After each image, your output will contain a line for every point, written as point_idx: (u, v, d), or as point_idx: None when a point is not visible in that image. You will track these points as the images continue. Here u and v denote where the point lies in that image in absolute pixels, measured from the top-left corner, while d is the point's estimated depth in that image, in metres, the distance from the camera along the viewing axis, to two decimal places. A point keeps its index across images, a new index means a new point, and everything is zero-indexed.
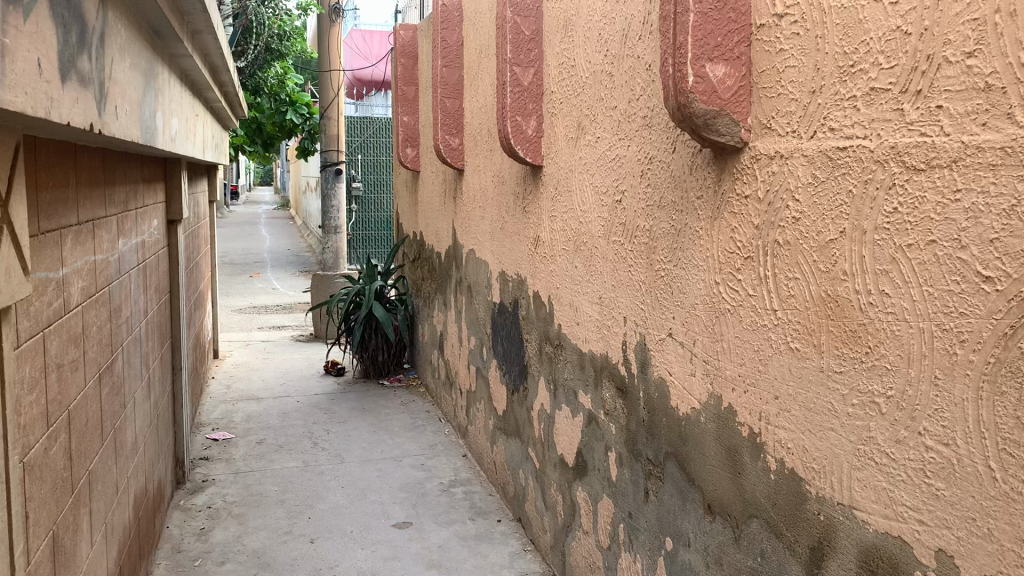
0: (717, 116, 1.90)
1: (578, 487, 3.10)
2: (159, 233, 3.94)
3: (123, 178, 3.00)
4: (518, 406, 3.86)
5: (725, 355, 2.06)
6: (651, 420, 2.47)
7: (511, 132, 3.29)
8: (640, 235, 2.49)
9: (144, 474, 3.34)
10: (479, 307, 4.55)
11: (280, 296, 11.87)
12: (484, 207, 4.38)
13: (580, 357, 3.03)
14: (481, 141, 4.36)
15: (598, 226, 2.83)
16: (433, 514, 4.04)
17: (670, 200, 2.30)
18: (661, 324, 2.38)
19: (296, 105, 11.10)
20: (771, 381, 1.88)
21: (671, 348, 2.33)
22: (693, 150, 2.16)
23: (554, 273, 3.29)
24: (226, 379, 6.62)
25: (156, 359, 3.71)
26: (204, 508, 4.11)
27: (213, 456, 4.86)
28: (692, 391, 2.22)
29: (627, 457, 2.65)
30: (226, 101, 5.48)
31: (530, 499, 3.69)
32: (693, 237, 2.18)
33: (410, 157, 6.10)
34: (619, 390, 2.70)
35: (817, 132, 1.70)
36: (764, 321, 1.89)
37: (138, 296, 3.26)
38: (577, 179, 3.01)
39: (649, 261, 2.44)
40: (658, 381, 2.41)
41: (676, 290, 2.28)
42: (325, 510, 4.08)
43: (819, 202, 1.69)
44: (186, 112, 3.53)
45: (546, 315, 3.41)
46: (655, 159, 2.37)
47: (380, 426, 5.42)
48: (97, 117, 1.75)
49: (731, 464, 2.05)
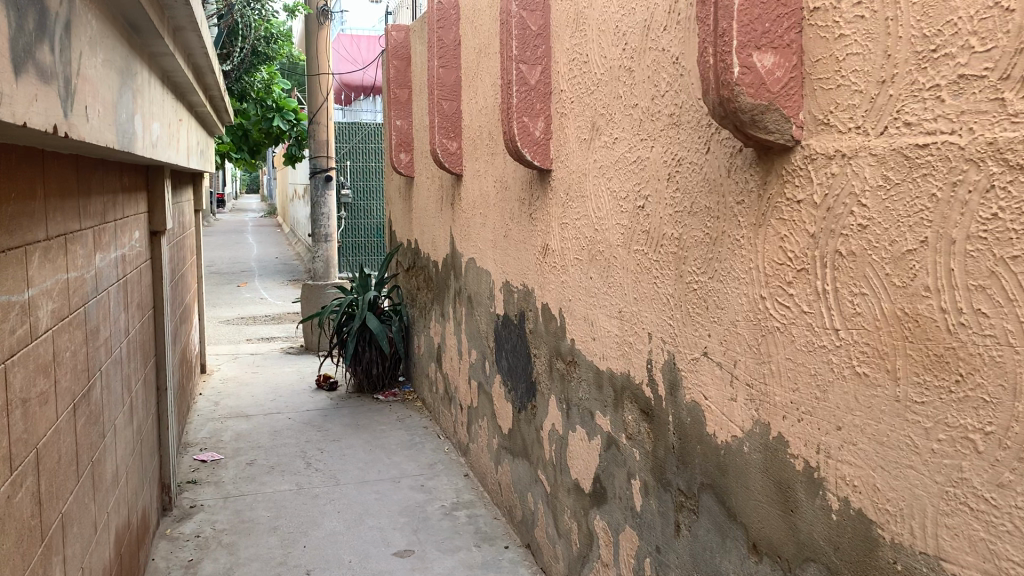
0: (766, 111, 1.69)
1: (595, 516, 2.88)
2: (141, 245, 3.70)
3: (100, 187, 2.76)
4: (525, 426, 3.64)
5: (774, 378, 1.84)
6: (682, 447, 2.26)
7: (517, 134, 3.08)
8: (667, 244, 2.27)
9: (126, 506, 3.10)
10: (481, 320, 4.33)
11: (269, 306, 11.62)
12: (485, 215, 4.16)
13: (597, 375, 2.81)
14: (482, 144, 4.14)
15: (616, 234, 2.61)
16: (436, 540, 3.81)
17: (703, 206, 2.08)
18: (694, 342, 2.16)
19: (283, 112, 10.84)
20: (832, 410, 1.67)
21: (706, 369, 2.11)
22: (731, 150, 1.95)
23: (566, 284, 3.07)
24: (215, 395, 6.37)
25: (139, 380, 3.46)
26: (192, 537, 3.86)
27: (201, 479, 4.61)
28: (733, 417, 2.01)
29: (654, 486, 2.44)
30: (212, 105, 5.24)
31: (541, 525, 3.47)
32: (732, 247, 1.96)
33: (404, 162, 5.87)
34: (643, 412, 2.48)
35: (888, 128, 1.49)
36: (822, 341, 1.68)
37: (118, 316, 3.02)
38: (591, 184, 2.79)
39: (678, 272, 2.23)
40: (691, 404, 2.20)
41: (712, 305, 2.07)
42: (322, 538, 3.84)
43: (892, 207, 1.48)
44: (168, 117, 3.30)
45: (557, 330, 3.19)
46: (685, 160, 2.16)
47: (376, 444, 5.19)
48: (63, 119, 1.53)
49: (781, 500, 1.84)
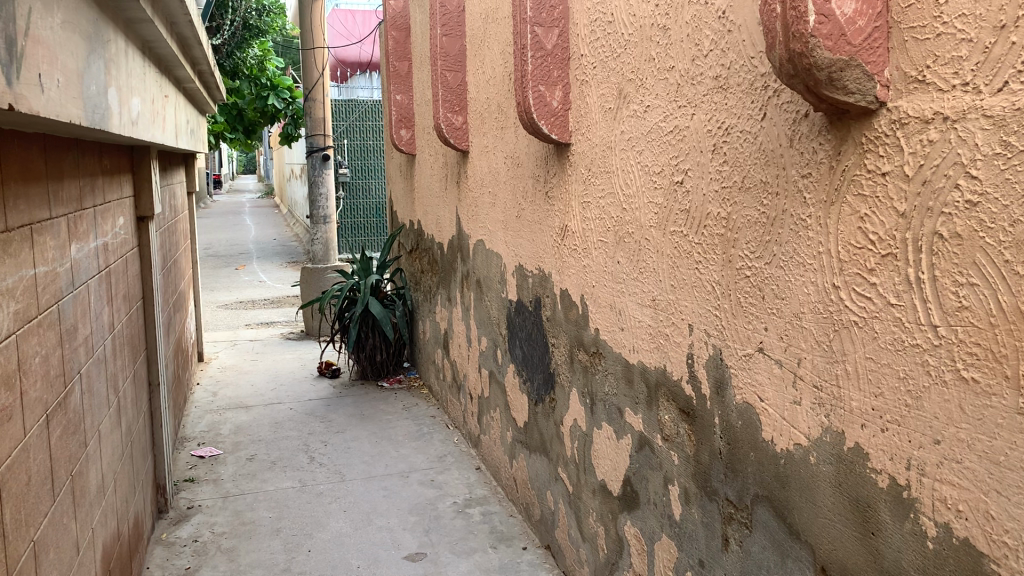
0: (846, 67, 1.44)
1: (626, 522, 2.64)
2: (127, 232, 3.44)
3: (75, 171, 2.49)
4: (543, 420, 3.40)
5: (850, 380, 1.59)
6: (731, 453, 2.01)
7: (533, 105, 2.79)
8: (711, 224, 2.02)
9: (116, 516, 2.86)
10: (491, 305, 4.08)
11: (268, 290, 11.35)
12: (494, 193, 3.89)
13: (626, 369, 2.56)
14: (490, 118, 3.87)
15: (647, 214, 2.35)
16: (449, 542, 3.58)
17: (758, 181, 1.83)
18: (746, 336, 1.91)
19: (277, 89, 10.37)
20: (928, 420, 1.41)
21: (762, 366, 1.87)
22: (794, 115, 1.69)
23: (588, 268, 2.81)
24: (212, 385, 6.12)
25: (127, 377, 3.22)
26: (190, 542, 3.62)
27: (199, 477, 4.37)
28: (797, 423, 1.76)
29: (697, 494, 2.20)
30: (201, 81, 4.95)
31: (562, 526, 3.23)
32: (794, 227, 1.71)
33: (405, 139, 5.61)
34: (682, 412, 2.23)
35: (1008, 83, 1.23)
36: (914, 339, 1.43)
37: (101, 310, 2.78)
38: (618, 157, 2.52)
39: (726, 256, 1.97)
40: (743, 405, 1.95)
41: (769, 294, 1.82)
42: (328, 541, 3.60)
43: (1014, 179, 1.23)
44: (151, 91, 3.01)
45: (579, 318, 2.93)
46: (734, 129, 1.90)
47: (382, 435, 4.95)
48: (6, 90, 1.26)
49: (859, 521, 1.59)
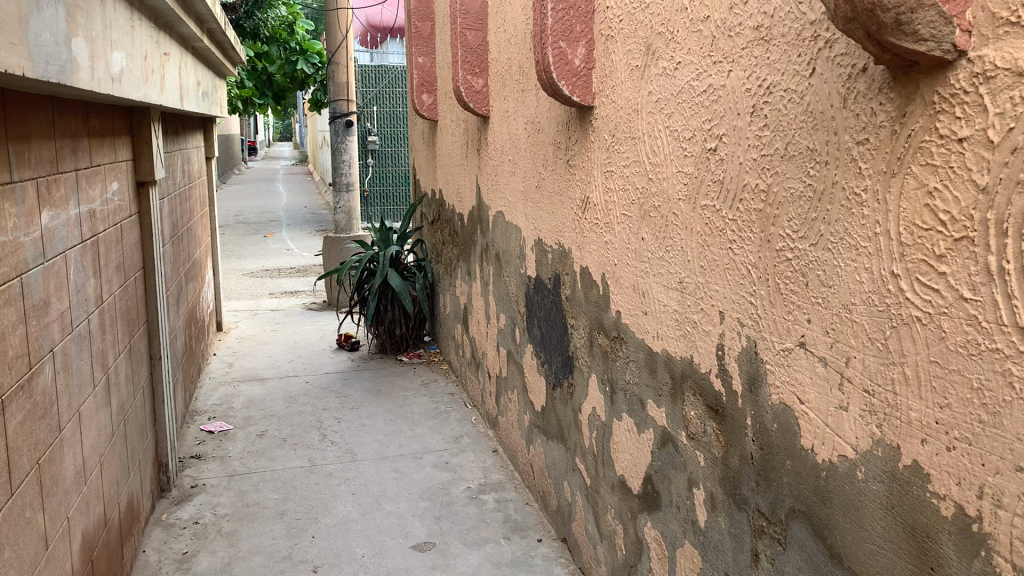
0: (918, 8, 1.17)
1: (645, 523, 2.41)
2: (122, 198, 3.24)
3: (50, 132, 2.29)
4: (560, 406, 3.17)
5: (909, 387, 1.34)
6: (765, 459, 1.77)
7: (552, 63, 2.53)
8: (748, 198, 1.76)
9: (102, 501, 2.69)
10: (510, 281, 3.84)
11: (295, 258, 11.20)
12: (514, 161, 3.64)
13: (649, 357, 2.31)
14: (510, 80, 3.61)
15: (675, 184, 2.09)
16: (460, 530, 3.38)
17: (804, 148, 1.57)
18: (786, 328, 1.66)
19: (307, 54, 10.28)
20: (1008, 441, 1.16)
21: (803, 363, 1.61)
22: (849, 70, 1.44)
23: (610, 245, 2.56)
24: (228, 356, 5.97)
25: (120, 353, 3.05)
26: (190, 524, 3.46)
27: (206, 453, 4.21)
28: (843, 432, 1.51)
29: (724, 501, 1.96)
30: (213, 40, 4.73)
31: (579, 520, 3.01)
32: (846, 203, 1.46)
33: (427, 104, 5.34)
34: (710, 409, 1.99)
35: None
36: (992, 342, 1.17)
37: (84, 283, 2.59)
38: (645, 121, 2.25)
39: (764, 235, 1.71)
40: (779, 407, 1.70)
41: (814, 281, 1.56)
42: (333, 527, 3.42)
43: None
44: (141, 46, 2.80)
45: (599, 298, 2.69)
46: (778, 87, 1.64)
47: (398, 413, 4.77)
48: None
49: (915, 553, 1.34)
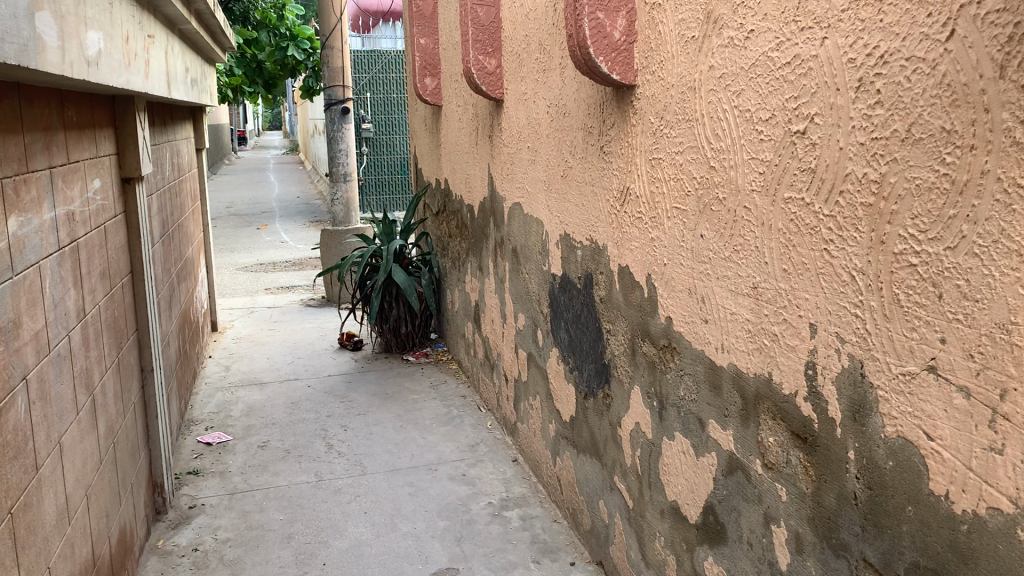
0: None
1: (706, 557, 2.13)
2: (106, 196, 2.94)
3: (18, 125, 1.99)
4: (594, 417, 2.89)
5: None
6: (876, 501, 1.49)
7: (589, 37, 2.23)
8: (853, 189, 1.46)
9: (89, 538, 2.39)
10: (530, 278, 3.54)
11: (291, 251, 10.89)
12: (534, 148, 3.34)
13: (711, 371, 2.03)
14: (529, 59, 3.30)
15: (746, 172, 1.79)
16: (484, 553, 3.10)
17: (936, 129, 1.27)
18: (908, 348, 1.37)
19: (298, 40, 9.84)
20: None
21: (933, 391, 1.33)
22: (1010, 31, 1.14)
23: (657, 242, 2.26)
24: (226, 358, 5.67)
25: (107, 370, 2.75)
26: (188, 551, 3.17)
27: (204, 469, 3.91)
28: (996, 480, 1.22)
29: (815, 545, 1.67)
30: (201, 23, 4.40)
31: (619, 544, 2.73)
32: (1006, 196, 1.16)
33: (430, 88, 5.03)
34: (796, 436, 1.70)
35: None
36: None
37: (63, 296, 2.29)
38: (704, 101, 1.96)
39: (877, 234, 1.42)
40: (897, 441, 1.42)
41: (953, 293, 1.27)
42: (345, 552, 3.13)
43: None
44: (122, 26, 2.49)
45: (643, 302, 2.39)
46: (897, 55, 1.35)
47: (408, 418, 4.48)
48: None
49: None
